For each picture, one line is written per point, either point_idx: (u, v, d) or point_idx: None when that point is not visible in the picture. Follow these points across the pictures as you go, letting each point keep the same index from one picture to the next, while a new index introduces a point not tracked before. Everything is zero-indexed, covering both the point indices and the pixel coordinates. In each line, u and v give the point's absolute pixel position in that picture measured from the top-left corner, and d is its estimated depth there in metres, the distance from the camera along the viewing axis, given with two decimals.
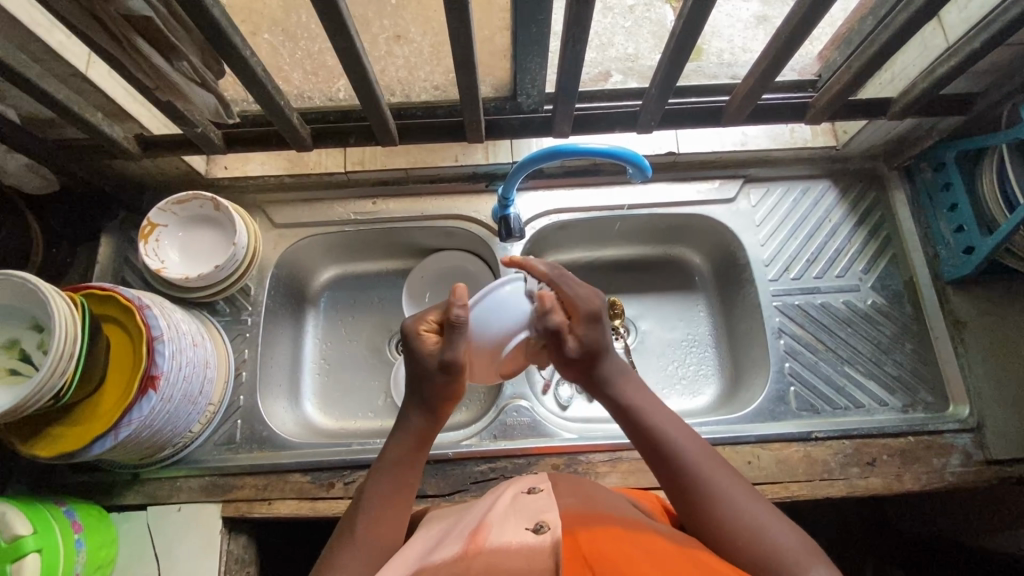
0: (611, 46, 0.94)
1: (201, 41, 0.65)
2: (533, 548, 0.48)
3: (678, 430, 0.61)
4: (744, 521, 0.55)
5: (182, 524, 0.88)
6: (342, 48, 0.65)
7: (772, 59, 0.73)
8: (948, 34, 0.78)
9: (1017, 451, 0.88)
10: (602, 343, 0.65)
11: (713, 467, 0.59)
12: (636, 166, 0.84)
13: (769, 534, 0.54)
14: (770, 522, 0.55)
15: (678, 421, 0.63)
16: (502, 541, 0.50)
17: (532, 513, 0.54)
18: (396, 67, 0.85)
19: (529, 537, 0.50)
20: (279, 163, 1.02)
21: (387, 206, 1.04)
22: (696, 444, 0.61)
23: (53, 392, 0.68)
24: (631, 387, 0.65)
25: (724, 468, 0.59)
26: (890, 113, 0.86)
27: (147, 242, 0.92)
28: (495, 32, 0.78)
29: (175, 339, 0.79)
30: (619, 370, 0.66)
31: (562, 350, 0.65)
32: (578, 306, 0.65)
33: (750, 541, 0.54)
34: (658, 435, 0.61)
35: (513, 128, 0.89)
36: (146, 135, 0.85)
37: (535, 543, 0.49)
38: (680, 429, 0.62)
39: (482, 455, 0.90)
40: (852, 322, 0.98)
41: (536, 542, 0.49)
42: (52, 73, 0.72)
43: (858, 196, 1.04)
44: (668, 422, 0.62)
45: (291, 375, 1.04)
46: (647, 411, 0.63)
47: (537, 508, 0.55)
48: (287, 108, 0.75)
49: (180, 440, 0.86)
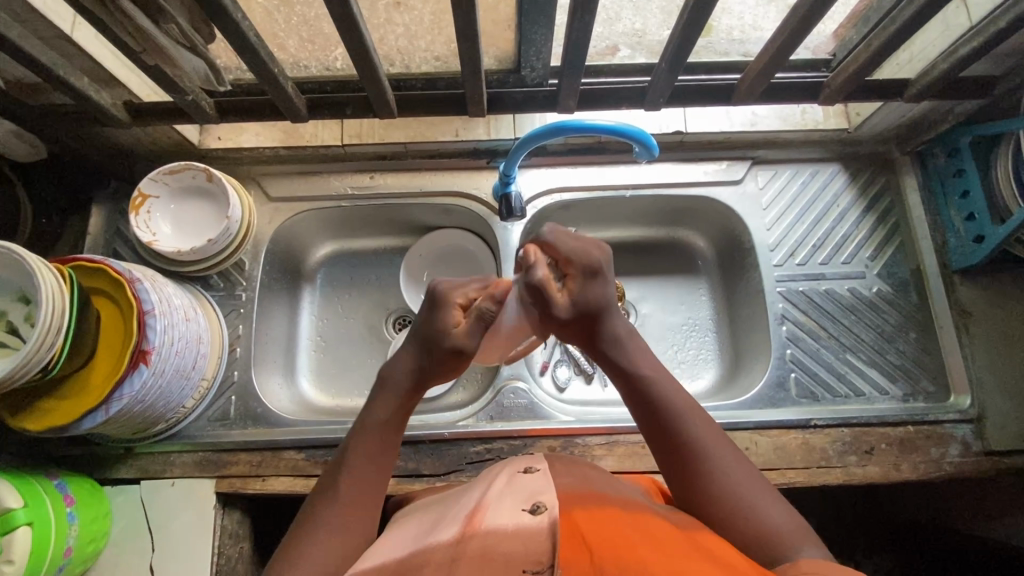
0: (619, 20, 0.83)
1: (190, 3, 0.62)
2: (530, 530, 0.47)
3: (683, 402, 0.60)
4: (740, 491, 0.55)
5: (175, 498, 0.87)
6: (337, 12, 0.62)
7: (790, 33, 0.70)
8: (972, 13, 0.75)
9: (1016, 443, 0.88)
10: (588, 301, 0.61)
11: (709, 436, 0.58)
12: (642, 144, 0.81)
13: (764, 512, 0.54)
14: (766, 503, 0.54)
15: (678, 388, 0.61)
16: (497, 522, 0.49)
17: (528, 494, 0.53)
18: (395, 36, 0.81)
19: (525, 519, 0.49)
20: (274, 134, 0.98)
21: (385, 181, 1.01)
22: (696, 418, 0.59)
23: (41, 366, 0.66)
24: (637, 351, 0.63)
25: (720, 438, 0.59)
26: (907, 96, 0.83)
27: (138, 213, 0.89)
28: (499, 0, 0.73)
29: (167, 314, 0.78)
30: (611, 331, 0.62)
31: (553, 309, 0.61)
32: (573, 257, 0.61)
33: (743, 507, 0.54)
34: (661, 404, 0.60)
35: (515, 102, 0.87)
36: (136, 102, 0.81)
37: (533, 524, 0.48)
38: (684, 398, 0.61)
39: (478, 436, 0.89)
40: (856, 310, 0.96)
41: (534, 523, 0.48)
42: (35, 34, 0.68)
43: (868, 181, 1.01)
44: (674, 391, 0.61)
45: (286, 352, 1.02)
46: (650, 375, 0.61)
47: (532, 489, 0.54)
48: (280, 76, 0.72)
49: (173, 415, 0.85)
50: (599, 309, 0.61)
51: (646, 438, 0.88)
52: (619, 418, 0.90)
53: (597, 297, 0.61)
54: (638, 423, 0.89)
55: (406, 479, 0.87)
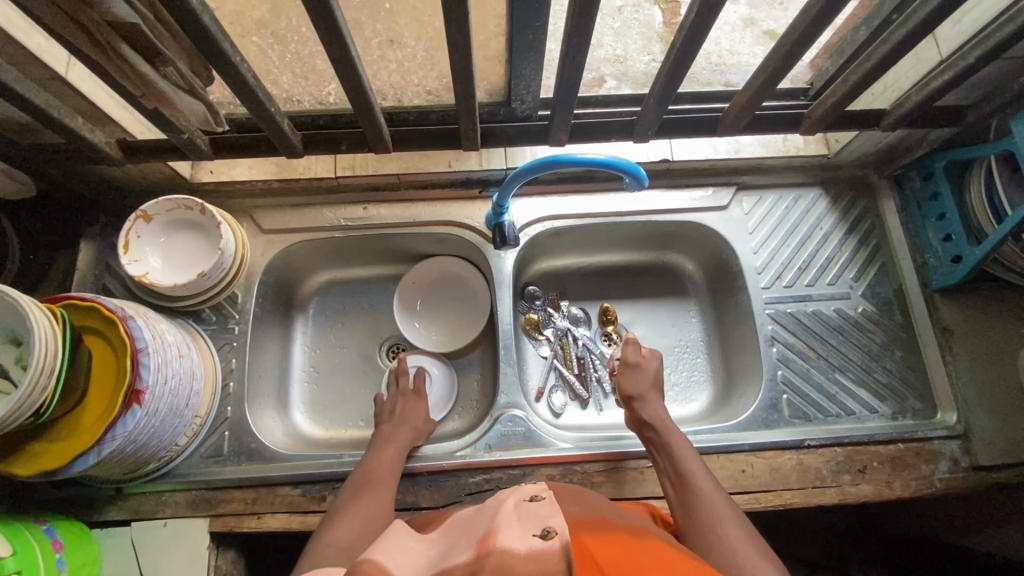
0: (600, 47, 0.95)
1: (189, 48, 0.62)
2: (543, 552, 0.43)
3: (704, 478, 0.74)
4: (738, 562, 0.62)
5: (168, 539, 0.85)
6: (336, 56, 0.63)
7: (773, 68, 0.72)
8: (942, 47, 0.79)
9: (1002, 457, 0.90)
10: (634, 388, 0.86)
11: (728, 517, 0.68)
12: (632, 176, 0.83)
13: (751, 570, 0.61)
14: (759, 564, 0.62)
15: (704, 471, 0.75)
16: (509, 542, 0.45)
17: (539, 521, 0.49)
18: (389, 71, 0.83)
19: (536, 543, 0.44)
20: (268, 168, 0.99)
21: (378, 212, 1.02)
22: (723, 501, 0.71)
23: (33, 410, 0.65)
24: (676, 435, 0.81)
25: (737, 527, 0.67)
26: (884, 125, 0.87)
27: (129, 247, 0.89)
28: (489, 38, 0.75)
29: (159, 351, 0.77)
30: (652, 414, 0.83)
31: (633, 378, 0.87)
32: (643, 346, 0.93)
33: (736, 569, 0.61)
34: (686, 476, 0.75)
35: (509, 137, 0.89)
36: (129, 139, 0.82)
37: (545, 548, 0.44)
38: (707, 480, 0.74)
39: (476, 467, 0.89)
40: (842, 330, 0.99)
41: (545, 546, 0.44)
42: (29, 76, 0.68)
43: (850, 203, 1.04)
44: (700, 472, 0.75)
45: (280, 384, 1.02)
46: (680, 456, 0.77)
47: (540, 516, 0.50)
48: (277, 114, 0.73)
49: (165, 454, 0.84)
50: (644, 397, 0.85)
51: (644, 463, 0.89)
52: (616, 444, 0.91)
53: (639, 389, 0.86)
54: (636, 448, 0.89)
55: (404, 513, 0.86)
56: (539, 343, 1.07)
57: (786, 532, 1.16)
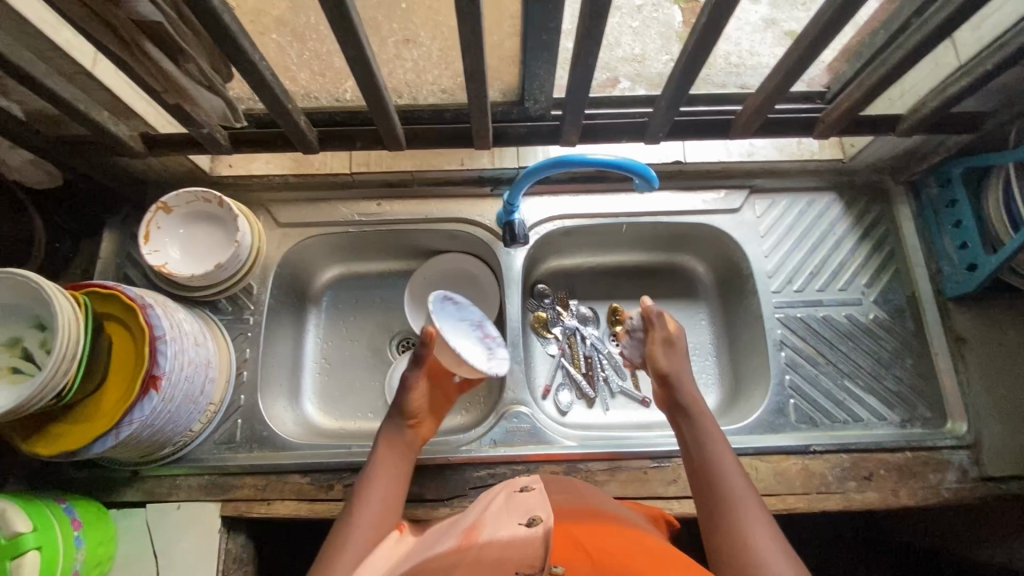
0: (618, 46, 0.92)
1: (210, 46, 0.65)
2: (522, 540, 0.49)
3: (729, 469, 0.70)
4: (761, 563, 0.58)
5: (181, 521, 0.88)
6: (351, 54, 0.64)
7: (787, 71, 0.72)
8: (960, 53, 0.78)
9: (1012, 468, 0.89)
10: (669, 366, 0.82)
11: (753, 513, 0.64)
12: (642, 177, 0.83)
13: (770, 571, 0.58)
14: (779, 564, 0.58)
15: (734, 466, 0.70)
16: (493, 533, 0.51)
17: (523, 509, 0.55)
18: (404, 70, 0.84)
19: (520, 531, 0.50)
20: (284, 163, 1.03)
21: (391, 209, 1.03)
22: (750, 500, 0.66)
23: (56, 392, 0.67)
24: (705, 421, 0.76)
25: (761, 522, 0.63)
26: (900, 130, 0.86)
27: (148, 238, 0.91)
28: (504, 38, 0.76)
29: (177, 339, 0.79)
30: (686, 393, 0.79)
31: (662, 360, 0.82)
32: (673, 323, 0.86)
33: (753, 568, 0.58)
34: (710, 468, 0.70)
35: (520, 136, 0.90)
36: (151, 133, 0.84)
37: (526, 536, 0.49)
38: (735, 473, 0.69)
39: (481, 462, 0.90)
40: (853, 336, 0.98)
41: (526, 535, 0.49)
42: (57, 70, 0.70)
43: (864, 209, 1.03)
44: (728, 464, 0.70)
45: (292, 375, 1.04)
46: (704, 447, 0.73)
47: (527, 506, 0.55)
48: (294, 111, 0.74)
49: (179, 439, 0.86)
50: (677, 374, 0.81)
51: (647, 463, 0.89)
52: (620, 443, 0.91)
53: (672, 368, 0.81)
54: (639, 448, 0.90)
55: (410, 504, 0.88)
56: (547, 341, 1.08)
57: (791, 536, 1.16)
